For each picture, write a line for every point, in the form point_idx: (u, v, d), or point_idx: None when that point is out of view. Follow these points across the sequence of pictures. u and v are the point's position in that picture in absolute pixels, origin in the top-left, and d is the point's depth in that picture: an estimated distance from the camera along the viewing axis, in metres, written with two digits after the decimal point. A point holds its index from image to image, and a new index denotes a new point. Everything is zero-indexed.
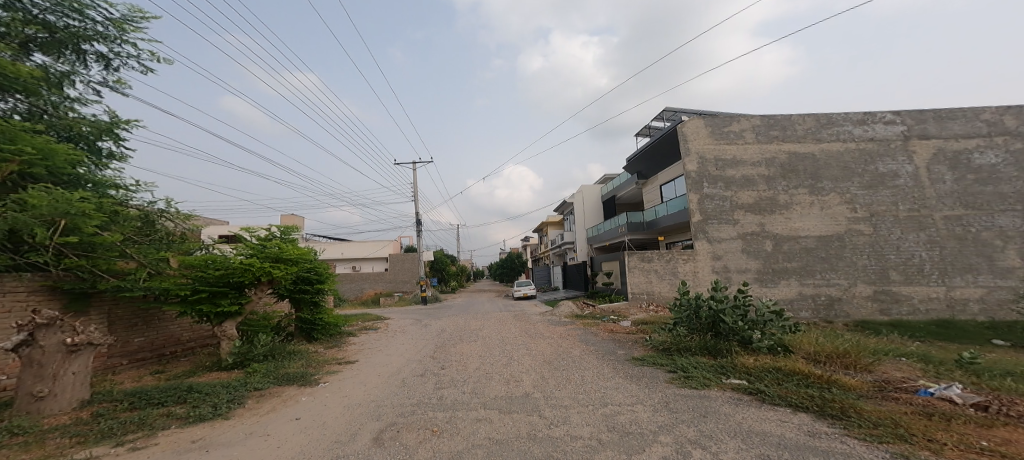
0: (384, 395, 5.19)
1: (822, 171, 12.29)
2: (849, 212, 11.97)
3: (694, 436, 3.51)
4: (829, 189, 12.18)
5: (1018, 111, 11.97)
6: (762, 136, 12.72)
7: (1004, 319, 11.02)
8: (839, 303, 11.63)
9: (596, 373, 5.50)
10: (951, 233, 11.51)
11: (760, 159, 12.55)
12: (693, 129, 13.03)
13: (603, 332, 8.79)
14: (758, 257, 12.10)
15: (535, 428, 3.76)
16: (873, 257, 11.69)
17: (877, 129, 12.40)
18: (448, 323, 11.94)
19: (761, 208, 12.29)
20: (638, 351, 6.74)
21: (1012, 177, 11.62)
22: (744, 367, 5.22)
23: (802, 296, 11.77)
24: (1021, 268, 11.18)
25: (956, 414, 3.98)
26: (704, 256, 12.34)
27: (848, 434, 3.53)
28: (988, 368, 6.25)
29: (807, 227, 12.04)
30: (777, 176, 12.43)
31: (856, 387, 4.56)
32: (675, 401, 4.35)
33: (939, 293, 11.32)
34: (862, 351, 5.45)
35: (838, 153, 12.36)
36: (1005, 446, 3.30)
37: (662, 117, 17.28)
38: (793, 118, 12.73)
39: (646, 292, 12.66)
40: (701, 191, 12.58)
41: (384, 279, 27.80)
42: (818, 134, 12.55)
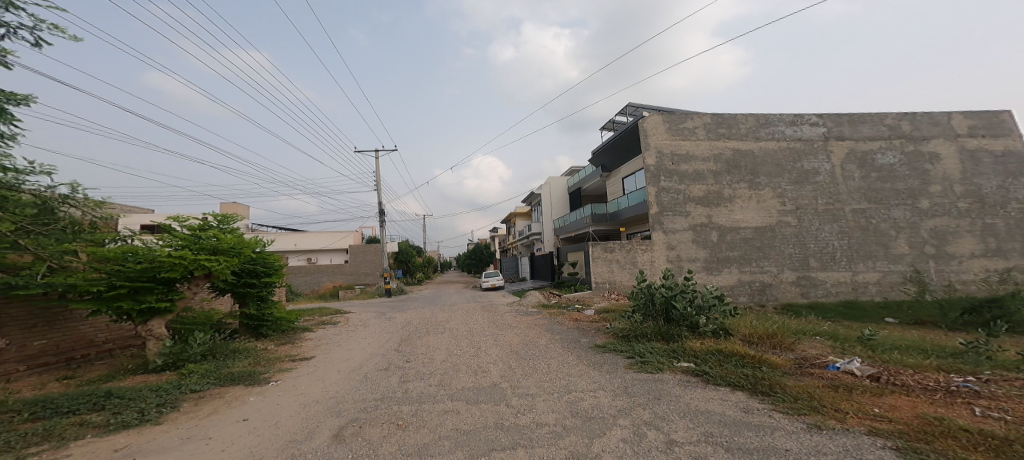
0: (343, 391, 5.06)
1: (760, 168, 13.45)
2: (780, 205, 13.24)
3: (649, 418, 3.82)
4: (766, 184, 13.37)
5: (911, 117, 13.80)
6: (711, 134, 13.65)
7: (894, 298, 12.85)
8: (770, 288, 12.90)
9: (560, 361, 5.75)
10: (858, 225, 13.14)
11: (708, 155, 13.48)
12: (653, 125, 13.65)
13: (567, 321, 9.16)
14: (706, 247, 13.08)
15: (502, 416, 3.89)
16: (799, 246, 13.07)
17: (804, 129, 13.75)
18: (413, 316, 11.78)
19: (709, 201, 13.26)
20: (599, 338, 7.12)
21: (905, 175, 13.43)
22: (692, 350, 5.70)
23: (740, 282, 12.93)
24: (908, 254, 13.05)
25: (856, 386, 4.65)
26: (660, 247, 13.09)
27: (774, 409, 4.03)
28: (881, 343, 7.28)
29: (746, 219, 13.17)
30: (723, 171, 13.42)
31: (781, 365, 5.16)
32: (631, 385, 4.68)
33: (847, 277, 12.92)
34: (786, 332, 6.13)
35: (773, 151, 13.56)
36: (890, 412, 3.94)
37: (624, 112, 17.95)
38: (738, 117, 13.75)
39: (608, 281, 13.29)
40: (659, 184, 13.29)
41: (344, 272, 26.63)
42: (757, 133, 13.68)
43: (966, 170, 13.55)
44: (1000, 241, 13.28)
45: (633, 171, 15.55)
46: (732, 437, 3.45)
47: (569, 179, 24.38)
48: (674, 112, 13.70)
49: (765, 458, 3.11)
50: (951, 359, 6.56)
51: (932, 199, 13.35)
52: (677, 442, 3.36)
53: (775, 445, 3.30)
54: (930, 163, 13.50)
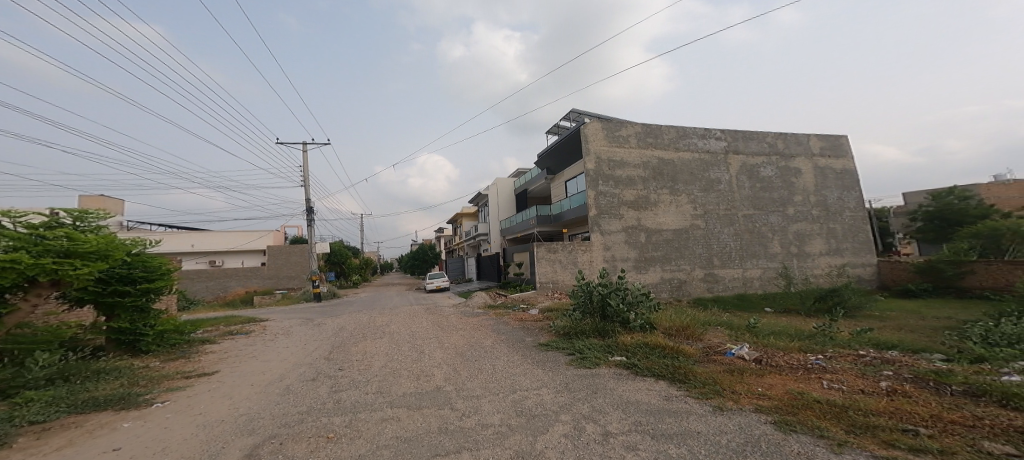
0: (256, 408, 4.47)
1: (678, 175, 14.97)
2: (693, 210, 14.90)
3: (587, 412, 4.05)
4: (682, 191, 14.94)
5: (783, 136, 16.52)
6: (641, 143, 14.84)
7: (770, 290, 15.29)
8: (685, 284, 14.44)
9: (506, 361, 5.78)
10: (747, 228, 15.37)
11: (638, 162, 14.63)
12: (593, 132, 14.35)
13: (513, 320, 9.26)
14: (636, 247, 14.16)
15: (446, 421, 3.81)
16: (705, 246, 14.86)
17: (711, 143, 15.65)
18: (342, 321, 10.91)
19: (639, 205, 14.39)
20: (543, 337, 7.33)
21: (779, 186, 16.04)
22: (624, 344, 6.14)
23: (662, 280, 14.26)
24: (779, 253, 15.60)
25: (747, 369, 5.46)
26: (597, 247, 13.81)
27: (688, 395, 4.54)
28: (762, 330, 8.64)
29: (665, 221, 14.55)
30: (650, 178, 14.67)
31: (692, 354, 5.82)
32: (572, 381, 4.89)
33: (739, 273, 15.04)
34: (696, 324, 6.94)
35: (688, 161, 15.20)
36: (771, 390, 4.70)
37: (568, 118, 18.65)
38: (662, 128, 15.14)
39: (552, 281, 13.63)
40: (597, 188, 14.01)
41: (259, 276, 23.59)
42: (676, 143, 15.21)
43: (821, 184, 16.66)
44: (840, 242, 16.59)
45: (576, 175, 16.20)
46: (657, 424, 3.80)
47: (515, 180, 24.60)
48: (611, 120, 14.59)
49: (682, 441, 3.48)
50: (809, 340, 8.02)
51: (797, 207, 16.15)
52: (612, 433, 3.61)
53: (690, 429, 3.73)
54: (795, 176, 16.33)
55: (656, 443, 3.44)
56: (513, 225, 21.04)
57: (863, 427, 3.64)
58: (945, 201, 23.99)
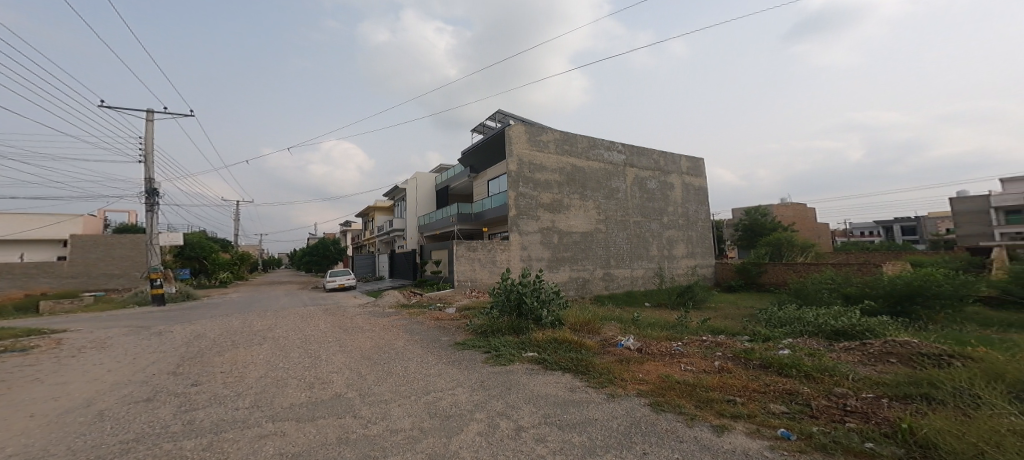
0: (41, 443, 3.10)
1: (587, 182, 15.83)
2: (598, 215, 15.96)
3: (501, 409, 3.81)
4: (590, 197, 15.84)
5: (665, 154, 18.91)
6: (559, 149, 15.24)
7: (648, 287, 17.34)
8: (588, 283, 15.38)
9: (418, 362, 5.22)
10: (635, 233, 17.18)
11: (555, 166, 15.00)
12: (517, 134, 14.23)
13: (428, 320, 8.56)
14: (550, 247, 14.47)
15: (347, 430, 3.16)
16: (605, 248, 16.09)
17: (614, 155, 16.96)
18: (200, 328, 8.75)
19: (554, 208, 14.74)
20: (460, 336, 6.90)
21: (659, 197, 18.32)
22: (536, 340, 6.11)
23: (570, 279, 14.88)
24: (655, 255, 17.77)
25: (632, 357, 5.92)
26: (515, 247, 13.73)
27: (587, 385, 4.69)
28: (643, 322, 9.62)
29: (576, 224, 15.24)
30: (565, 183, 15.16)
31: (592, 346, 6.08)
32: (488, 380, 4.60)
33: (629, 273, 16.71)
34: (596, 320, 7.32)
35: (595, 169, 16.20)
36: (649, 375, 5.17)
37: (493, 118, 18.25)
38: (577, 137, 15.80)
39: (470, 280, 13.19)
40: (517, 189, 13.91)
41: (52, 274, 18.01)
42: (587, 153, 16.06)
43: (686, 198, 19.59)
44: (694, 247, 19.76)
45: (497, 175, 15.78)
46: (565, 415, 3.77)
47: (437, 175, 23.22)
48: (534, 124, 14.68)
49: (584, 429, 3.50)
50: (671, 329, 9.19)
51: (670, 216, 18.69)
52: (524, 428, 3.43)
53: (587, 416, 3.80)
54: (671, 190, 18.89)
55: (563, 433, 3.38)
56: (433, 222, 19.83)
57: (706, 401, 4.21)
58: (755, 217, 30.79)
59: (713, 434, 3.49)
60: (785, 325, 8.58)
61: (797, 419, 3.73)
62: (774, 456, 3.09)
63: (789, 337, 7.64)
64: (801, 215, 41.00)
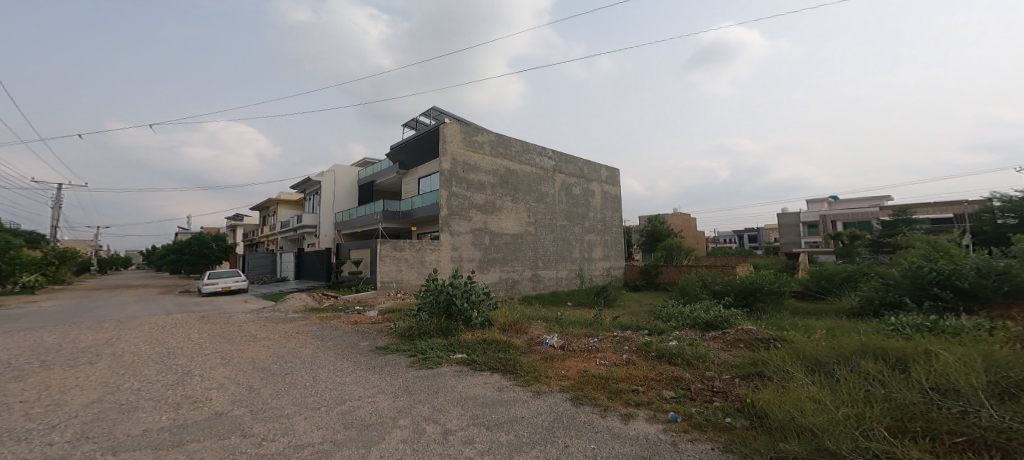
0: None
1: (519, 186, 16.20)
2: (528, 218, 16.41)
3: (427, 413, 3.74)
4: (522, 200, 16.23)
5: (589, 163, 20.09)
6: (493, 151, 15.37)
7: (571, 287, 18.19)
8: (517, 284, 15.72)
9: (331, 371, 4.90)
10: (561, 236, 17.97)
11: (490, 168, 15.14)
12: (451, 133, 14.06)
13: (345, 324, 8.10)
14: (481, 248, 14.51)
15: (235, 451, 2.88)
16: (533, 250, 16.57)
17: (545, 160, 17.55)
18: (42, 342, 7.19)
19: (486, 209, 14.82)
20: (381, 340, 6.62)
21: (582, 203, 19.38)
22: (465, 342, 6.10)
23: (500, 280, 15.06)
24: (577, 257, 18.75)
25: (555, 355, 6.21)
26: (446, 247, 13.51)
27: (515, 383, 4.82)
28: (564, 319, 10.09)
29: (507, 226, 15.50)
30: (498, 185, 15.34)
31: (518, 346, 6.24)
32: (412, 384, 4.48)
33: (555, 273, 17.41)
34: (522, 319, 7.51)
35: (527, 173, 16.63)
36: (570, 371, 5.46)
37: (428, 115, 17.81)
38: (511, 140, 16.08)
39: (395, 280, 12.86)
40: (450, 189, 13.72)
41: None
42: (520, 157, 16.42)
43: (604, 204, 20.97)
44: (609, 249, 21.21)
45: (429, 173, 15.38)
46: (492, 416, 3.83)
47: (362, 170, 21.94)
48: (470, 125, 14.65)
49: (510, 427, 3.60)
50: (589, 327, 9.73)
51: (591, 221, 19.88)
52: (451, 430, 3.42)
53: (514, 414, 3.91)
54: (592, 197, 20.12)
55: (490, 433, 3.43)
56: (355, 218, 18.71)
57: (615, 392, 4.61)
58: (656, 224, 34.27)
59: (622, 422, 3.83)
60: (669, 319, 9.56)
61: (683, 402, 4.29)
62: (667, 438, 3.48)
63: (677, 329, 8.55)
64: (690, 224, 46.66)
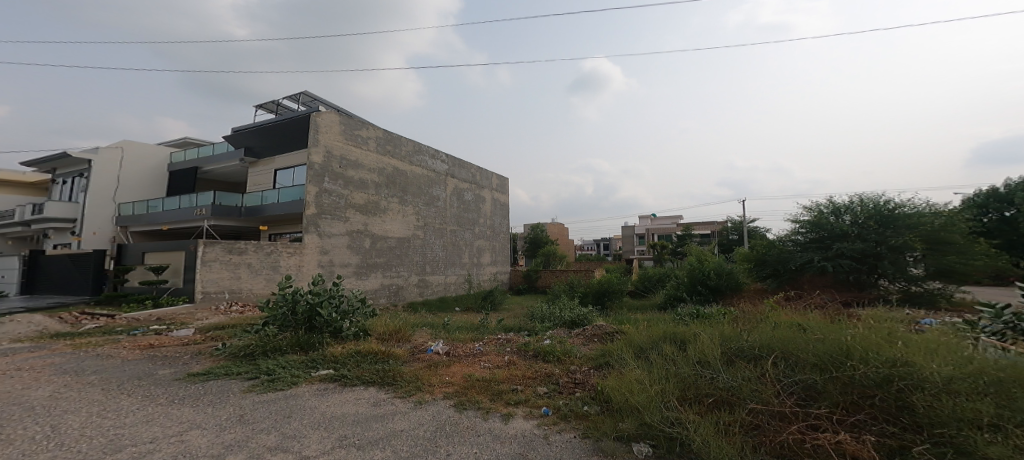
0: None
1: (408, 187, 15.60)
2: (417, 221, 15.90)
3: (274, 443, 3.23)
4: (410, 202, 15.63)
5: (481, 170, 20.48)
6: (379, 148, 14.52)
7: (459, 292, 18.18)
8: (402, 290, 15.02)
9: (95, 411, 3.78)
10: (451, 241, 17.85)
11: (375, 166, 14.25)
12: (327, 122, 12.74)
13: (127, 350, 6.37)
14: (359, 252, 13.41)
15: None
16: (421, 255, 16.07)
17: (438, 164, 17.33)
18: None
19: (367, 210, 13.82)
20: (200, 365, 5.43)
21: (473, 209, 19.59)
22: (333, 356, 5.49)
23: (382, 286, 14.16)
24: (466, 263, 18.79)
25: (440, 362, 6.06)
26: (311, 250, 12.04)
27: (393, 396, 4.54)
28: (453, 326, 9.93)
29: (392, 229, 14.76)
30: (383, 185, 14.51)
31: (402, 355, 5.89)
32: (250, 412, 3.80)
33: (442, 280, 17.13)
34: (407, 327, 7.15)
35: (418, 176, 16.15)
36: (454, 377, 5.38)
37: (296, 99, 15.93)
38: (401, 139, 15.44)
39: (228, 290, 10.75)
40: (321, 184, 12.32)
41: None
42: (411, 157, 15.87)
43: (493, 211, 21.56)
44: (497, 255, 21.83)
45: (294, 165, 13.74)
46: (365, 434, 3.51)
47: (182, 151, 18.01)
48: (355, 117, 13.60)
49: (387, 444, 3.35)
50: (475, 331, 9.79)
51: (480, 227, 20.20)
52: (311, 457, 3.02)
53: (391, 428, 3.69)
54: (483, 203, 20.52)
55: (364, 453, 3.14)
56: (168, 211, 15.25)
57: (497, 393, 4.69)
58: (536, 232, 36.87)
59: (502, 422, 3.91)
60: (544, 319, 10.25)
61: (553, 396, 4.58)
62: (540, 432, 3.66)
63: (549, 329, 9.18)
64: (563, 233, 51.38)
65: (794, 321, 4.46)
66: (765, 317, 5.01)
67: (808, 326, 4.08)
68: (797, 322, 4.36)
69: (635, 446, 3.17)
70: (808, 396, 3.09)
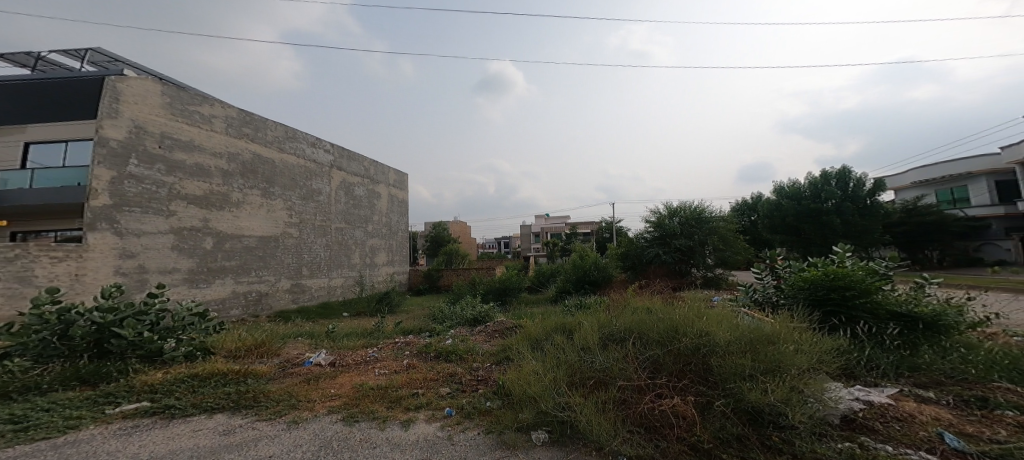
0: None
1: (275, 178, 13.10)
2: (288, 217, 13.47)
3: None
4: (277, 196, 13.14)
5: (375, 164, 19.43)
6: (233, 130, 11.73)
7: (347, 296, 16.55)
8: (266, 298, 12.39)
9: None
10: (336, 239, 16.04)
11: (224, 151, 11.40)
12: (139, 90, 9.58)
13: None
14: (192, 255, 10.36)
15: None
16: (295, 256, 13.72)
17: (319, 153, 15.43)
18: None
19: (209, 203, 10.88)
20: None
21: (366, 205, 18.37)
22: (147, 384, 4.43)
23: (235, 294, 11.38)
24: (358, 264, 17.46)
25: (319, 375, 5.39)
26: (104, 253, 8.69)
27: (257, 419, 3.89)
28: (340, 333, 9.07)
29: (251, 227, 12.06)
30: (235, 173, 11.68)
31: (265, 372, 5.14)
32: None
33: (325, 283, 15.19)
34: (275, 339, 6.39)
35: (291, 165, 13.86)
36: (342, 388, 4.85)
37: (77, 54, 12.99)
38: (266, 122, 12.93)
39: None
40: (124, 169, 9.19)
41: None
42: (282, 144, 13.53)
43: (390, 208, 20.63)
44: (393, 255, 20.84)
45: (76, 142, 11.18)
46: None
47: None
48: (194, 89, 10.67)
49: None
50: (368, 337, 9.13)
51: (374, 224, 19.01)
52: None
53: (258, 457, 3.14)
54: (377, 199, 19.39)
55: None
56: None
57: (395, 400, 4.29)
58: (439, 231, 36.48)
59: (402, 429, 3.59)
60: (444, 319, 9.96)
61: (457, 395, 4.36)
62: (443, 434, 3.45)
63: (451, 328, 8.93)
64: (465, 231, 51.62)
65: (646, 305, 5.02)
66: (626, 303, 5.48)
67: (654, 308, 4.79)
68: (648, 305, 4.96)
69: (533, 434, 3.26)
70: (654, 368, 3.72)
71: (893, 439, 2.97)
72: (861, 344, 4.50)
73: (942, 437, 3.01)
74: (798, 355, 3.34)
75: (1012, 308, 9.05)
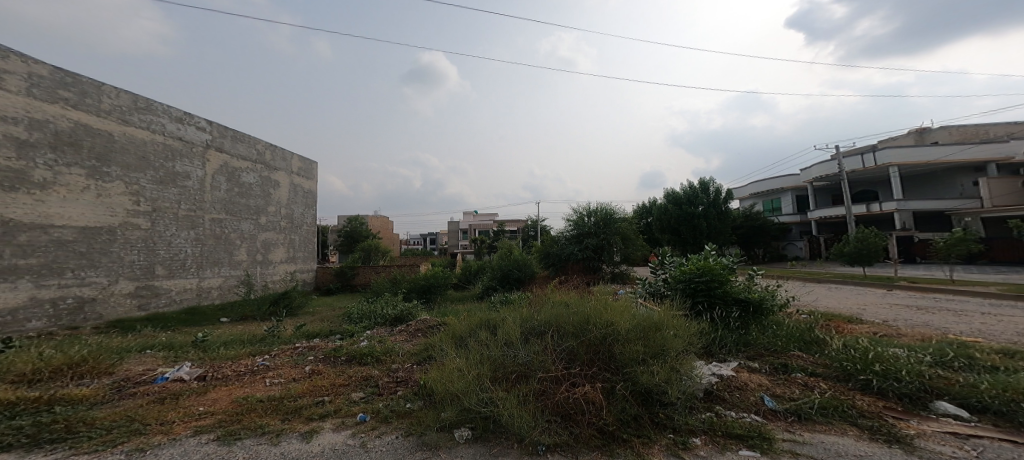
0: None
1: (113, 155, 10.55)
2: (131, 204, 10.97)
3: None
4: (116, 177, 10.61)
5: (272, 148, 17.02)
6: (40, 91, 9.13)
7: (228, 299, 14.17)
8: (91, 305, 9.92)
9: None
10: (212, 233, 13.64)
11: (20, 116, 8.75)
12: None
13: None
14: None
15: None
16: (144, 252, 11.31)
17: (189, 130, 12.92)
18: None
19: None
20: None
21: (256, 194, 15.94)
22: None
23: (35, 302, 8.88)
24: (245, 261, 15.10)
25: (180, 392, 4.41)
26: None
27: (74, 454, 2.99)
28: (215, 342, 7.69)
29: (67, 215, 9.49)
30: (41, 145, 9.08)
31: (86, 398, 4.05)
32: None
33: (192, 284, 12.79)
34: (104, 355, 5.16)
35: (141, 141, 11.32)
36: (215, 405, 4.02)
37: None
38: (100, 85, 10.35)
39: None
40: None
41: None
42: (127, 115, 10.98)
43: (291, 198, 18.33)
44: (295, 251, 18.62)
45: None
46: None
47: None
48: None
49: None
50: (259, 343, 7.92)
51: (269, 216, 16.67)
52: None
53: None
54: (274, 188, 17.01)
55: None
56: None
57: (293, 411, 3.70)
58: (355, 225, 33.73)
59: (302, 442, 3.09)
60: (360, 319, 9.18)
61: (372, 400, 3.93)
62: (354, 442, 3.06)
63: (368, 329, 8.21)
64: (387, 226, 48.93)
65: (563, 299, 5.16)
66: (545, 299, 5.58)
67: (571, 301, 4.91)
68: (566, 299, 5.08)
69: (456, 432, 3.08)
70: (570, 358, 3.74)
71: (738, 406, 3.49)
72: (716, 327, 5.32)
73: (763, 399, 3.63)
74: (677, 339, 3.76)
75: (808, 295, 11.49)
